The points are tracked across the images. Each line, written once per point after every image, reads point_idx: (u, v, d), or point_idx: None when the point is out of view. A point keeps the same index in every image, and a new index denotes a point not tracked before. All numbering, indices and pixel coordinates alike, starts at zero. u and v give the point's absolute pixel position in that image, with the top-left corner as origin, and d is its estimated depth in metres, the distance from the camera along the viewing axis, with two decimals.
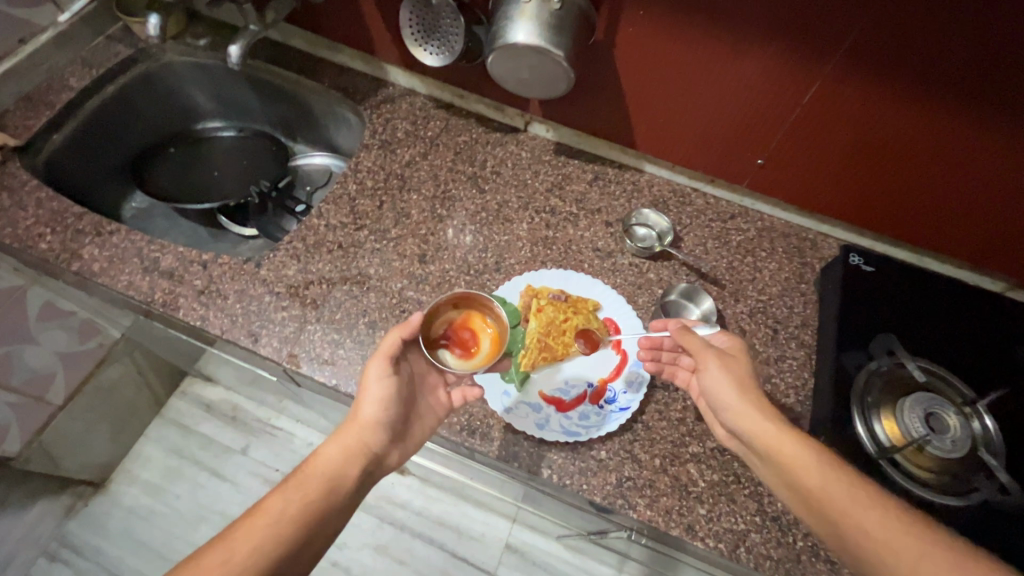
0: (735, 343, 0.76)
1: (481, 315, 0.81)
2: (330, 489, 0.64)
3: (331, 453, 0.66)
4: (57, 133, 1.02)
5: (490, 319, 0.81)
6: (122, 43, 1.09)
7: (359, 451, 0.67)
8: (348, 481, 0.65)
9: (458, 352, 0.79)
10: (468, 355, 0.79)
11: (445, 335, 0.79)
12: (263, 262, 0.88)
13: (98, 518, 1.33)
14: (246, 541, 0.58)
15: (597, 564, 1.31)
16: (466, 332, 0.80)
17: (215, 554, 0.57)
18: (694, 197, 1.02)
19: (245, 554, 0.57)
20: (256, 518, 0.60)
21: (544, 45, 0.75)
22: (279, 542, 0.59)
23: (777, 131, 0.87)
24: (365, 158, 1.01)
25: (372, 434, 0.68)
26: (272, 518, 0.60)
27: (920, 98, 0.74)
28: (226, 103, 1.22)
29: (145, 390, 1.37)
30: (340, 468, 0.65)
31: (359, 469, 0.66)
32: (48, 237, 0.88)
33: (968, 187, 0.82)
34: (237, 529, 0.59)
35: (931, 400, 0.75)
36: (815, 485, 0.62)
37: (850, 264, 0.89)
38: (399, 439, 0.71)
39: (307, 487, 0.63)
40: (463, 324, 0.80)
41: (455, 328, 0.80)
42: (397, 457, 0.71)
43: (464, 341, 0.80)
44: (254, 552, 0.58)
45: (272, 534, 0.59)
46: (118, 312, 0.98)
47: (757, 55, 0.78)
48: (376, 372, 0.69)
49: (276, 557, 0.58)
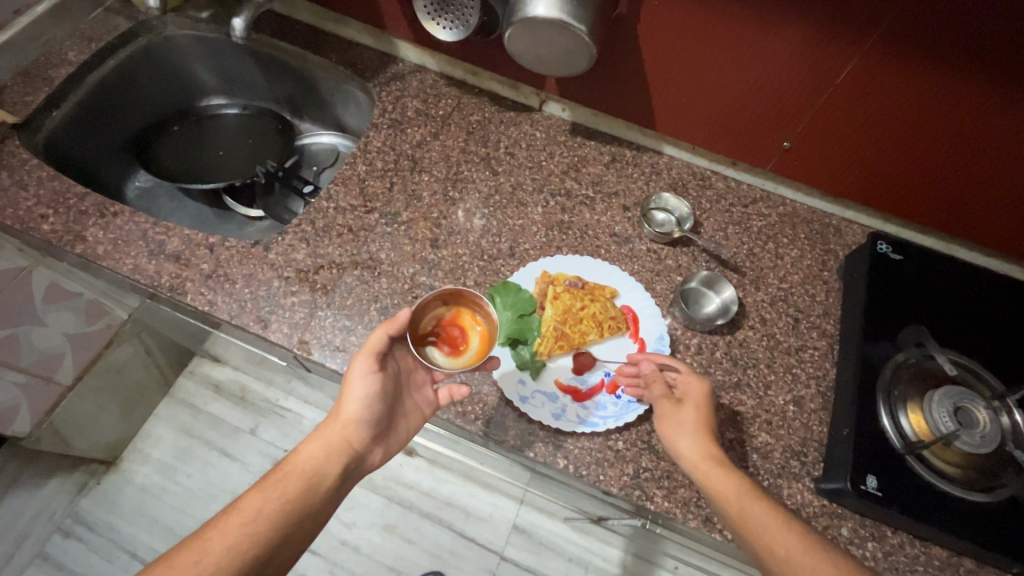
0: (699, 386, 0.72)
1: (470, 312, 0.78)
2: (310, 487, 0.64)
3: (312, 451, 0.66)
4: (56, 110, 0.98)
5: (480, 316, 0.77)
6: (122, 16, 1.05)
7: (341, 449, 0.68)
8: (328, 478, 0.66)
9: (447, 350, 0.76)
10: (457, 353, 0.76)
11: (434, 331, 0.76)
12: (272, 245, 0.86)
13: (109, 496, 1.34)
14: (221, 541, 0.58)
15: (603, 545, 1.31)
16: (455, 330, 0.77)
17: (189, 554, 0.57)
18: (714, 181, 0.99)
19: (219, 554, 0.58)
20: (232, 517, 0.60)
21: (566, 19, 0.71)
22: (255, 540, 0.59)
23: (805, 113, 0.83)
24: (375, 138, 0.97)
25: (355, 432, 0.69)
26: (249, 516, 0.60)
27: (961, 80, 0.70)
28: (231, 79, 1.18)
29: (154, 371, 1.37)
30: (321, 466, 0.66)
31: (340, 466, 0.67)
32: (51, 218, 0.86)
33: (1005, 174, 0.79)
34: (212, 528, 0.59)
35: (960, 394, 0.72)
36: (759, 515, 0.63)
37: (877, 252, 0.86)
38: (382, 437, 0.72)
39: (286, 486, 0.64)
40: (453, 321, 0.77)
41: (444, 325, 0.77)
42: (380, 455, 0.72)
43: (453, 338, 0.77)
44: (227, 553, 0.58)
45: (248, 533, 0.59)
46: (125, 294, 0.96)
47: (789, 31, 0.74)
48: (360, 370, 0.68)
49: (250, 558, 0.59)
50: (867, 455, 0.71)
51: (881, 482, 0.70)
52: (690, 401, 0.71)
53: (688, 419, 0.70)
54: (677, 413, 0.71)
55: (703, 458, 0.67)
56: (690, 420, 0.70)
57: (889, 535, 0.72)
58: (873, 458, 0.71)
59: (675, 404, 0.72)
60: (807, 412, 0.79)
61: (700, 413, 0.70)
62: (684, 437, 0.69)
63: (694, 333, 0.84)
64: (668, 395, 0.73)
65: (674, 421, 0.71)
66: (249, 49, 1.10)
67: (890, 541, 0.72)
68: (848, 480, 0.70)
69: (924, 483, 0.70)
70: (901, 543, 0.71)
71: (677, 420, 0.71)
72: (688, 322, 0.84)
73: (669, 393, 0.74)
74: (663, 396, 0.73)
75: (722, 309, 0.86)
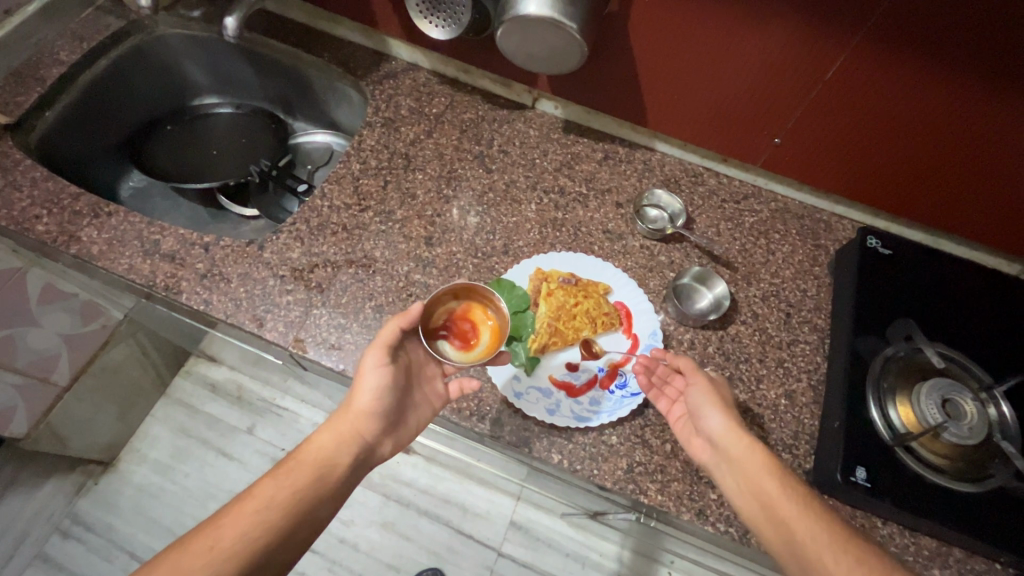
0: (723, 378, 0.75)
1: (482, 307, 0.79)
2: (320, 476, 0.65)
3: (324, 440, 0.67)
4: (49, 112, 0.98)
5: (491, 311, 0.79)
6: (113, 15, 1.05)
7: (352, 439, 0.68)
8: (338, 468, 0.66)
9: (458, 343, 0.77)
10: (468, 347, 0.77)
11: (445, 326, 0.78)
12: (266, 244, 0.86)
13: (107, 496, 1.34)
14: (234, 526, 0.59)
15: (599, 540, 1.32)
16: (466, 324, 0.78)
17: (203, 539, 0.58)
18: (707, 177, 0.99)
19: (232, 540, 0.58)
20: (245, 503, 0.61)
21: (557, 17, 0.71)
22: (267, 527, 0.60)
23: (795, 110, 0.84)
24: (368, 137, 0.98)
25: (366, 422, 0.69)
26: (261, 504, 0.61)
27: (946, 76, 0.71)
28: (224, 78, 1.18)
29: (150, 370, 1.37)
30: (332, 456, 0.66)
31: (351, 456, 0.67)
32: (45, 219, 0.86)
33: (991, 169, 0.80)
34: (225, 514, 0.60)
35: (948, 386, 0.74)
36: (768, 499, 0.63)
37: (867, 247, 0.87)
38: (393, 429, 0.72)
39: (297, 475, 0.64)
40: (464, 316, 0.79)
41: (455, 319, 0.78)
42: (390, 446, 0.72)
43: (464, 333, 0.78)
44: (240, 538, 0.59)
45: (260, 520, 0.60)
46: (120, 294, 0.97)
47: (778, 28, 0.74)
48: (371, 362, 0.69)
49: (262, 544, 0.59)
50: (856, 447, 0.72)
51: (870, 473, 0.71)
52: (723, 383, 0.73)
53: (714, 394, 0.71)
54: (704, 388, 0.71)
55: (729, 433, 0.68)
56: (717, 396, 0.71)
57: (879, 525, 0.73)
58: (863, 450, 0.72)
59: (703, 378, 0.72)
60: (798, 405, 0.80)
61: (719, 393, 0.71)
62: (711, 414, 0.69)
63: (687, 328, 0.85)
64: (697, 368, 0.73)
65: (705, 395, 0.70)
66: (240, 47, 1.10)
67: (880, 531, 0.73)
68: (838, 472, 0.71)
69: (913, 474, 0.71)
70: (891, 534, 0.73)
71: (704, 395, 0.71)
72: (680, 318, 0.85)
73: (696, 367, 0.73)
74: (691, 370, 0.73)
75: (715, 305, 0.87)
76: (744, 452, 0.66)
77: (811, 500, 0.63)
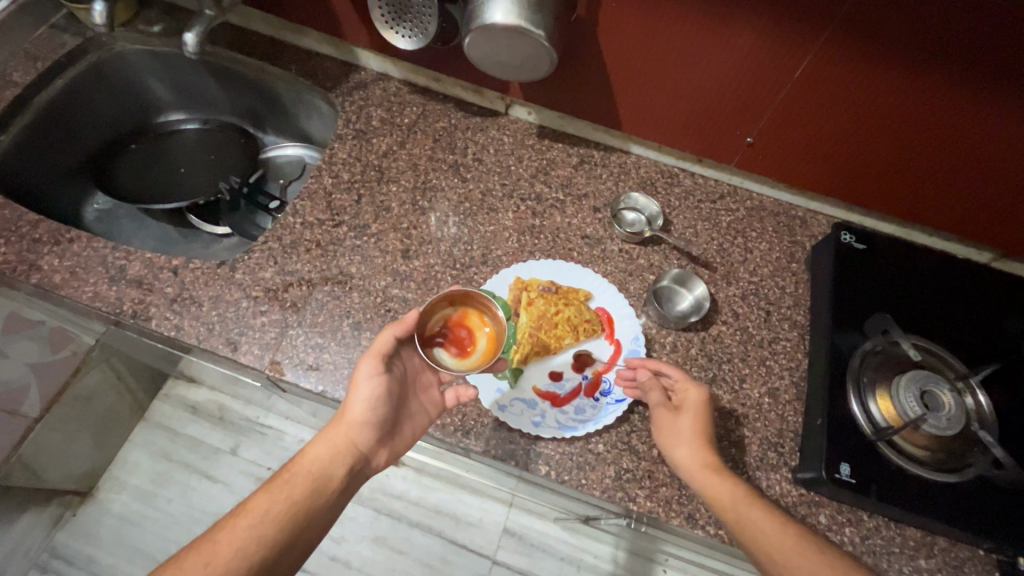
0: (695, 395, 0.72)
1: (478, 313, 0.78)
2: (316, 487, 0.64)
3: (317, 451, 0.65)
4: (3, 134, 0.95)
5: (487, 317, 0.77)
6: (69, 33, 1.01)
7: (347, 449, 0.67)
8: (334, 479, 0.65)
9: (454, 350, 0.76)
10: (464, 354, 0.76)
11: (441, 332, 0.76)
12: (238, 265, 0.84)
13: (87, 526, 1.30)
14: (228, 543, 0.58)
15: (594, 542, 1.32)
16: (462, 331, 0.77)
17: (199, 556, 0.57)
18: (683, 178, 1.00)
19: (227, 555, 0.57)
20: (240, 518, 0.60)
21: (524, 24, 0.70)
22: (262, 542, 0.59)
23: (766, 109, 0.84)
24: (339, 150, 0.96)
25: (360, 432, 0.68)
26: (255, 519, 0.60)
27: (913, 71, 0.72)
28: (188, 93, 1.15)
29: (127, 396, 1.33)
30: (325, 467, 0.65)
31: (346, 467, 0.66)
32: (2, 249, 0.83)
33: (961, 161, 0.81)
34: (220, 529, 0.59)
35: (926, 377, 0.75)
36: (743, 508, 0.64)
37: (841, 242, 0.88)
38: (388, 438, 0.71)
39: (292, 487, 0.63)
40: (460, 322, 0.78)
41: (452, 326, 0.77)
42: (386, 456, 0.71)
43: (460, 339, 0.77)
44: (235, 554, 0.57)
45: (255, 535, 0.59)
46: (89, 322, 0.93)
47: (746, 28, 0.74)
48: (366, 371, 0.69)
49: (258, 559, 0.58)
50: (840, 444, 0.73)
51: (854, 469, 0.71)
52: (687, 408, 0.72)
53: (686, 426, 0.71)
54: (674, 422, 0.72)
55: (706, 462, 0.68)
56: (689, 428, 0.70)
57: (865, 519, 0.74)
58: (847, 447, 0.73)
59: (672, 412, 0.73)
60: (782, 403, 0.81)
61: (699, 423, 0.71)
62: (680, 446, 0.70)
63: (669, 331, 0.85)
64: (664, 402, 0.74)
65: (670, 429, 0.72)
66: (204, 62, 1.07)
67: (866, 525, 0.73)
68: (823, 469, 0.71)
69: (895, 468, 0.72)
70: (877, 526, 0.73)
71: (672, 429, 0.71)
72: (662, 321, 0.85)
73: (666, 400, 0.74)
74: (659, 404, 0.74)
75: (695, 306, 0.87)
76: (717, 480, 0.66)
77: (777, 514, 0.65)
